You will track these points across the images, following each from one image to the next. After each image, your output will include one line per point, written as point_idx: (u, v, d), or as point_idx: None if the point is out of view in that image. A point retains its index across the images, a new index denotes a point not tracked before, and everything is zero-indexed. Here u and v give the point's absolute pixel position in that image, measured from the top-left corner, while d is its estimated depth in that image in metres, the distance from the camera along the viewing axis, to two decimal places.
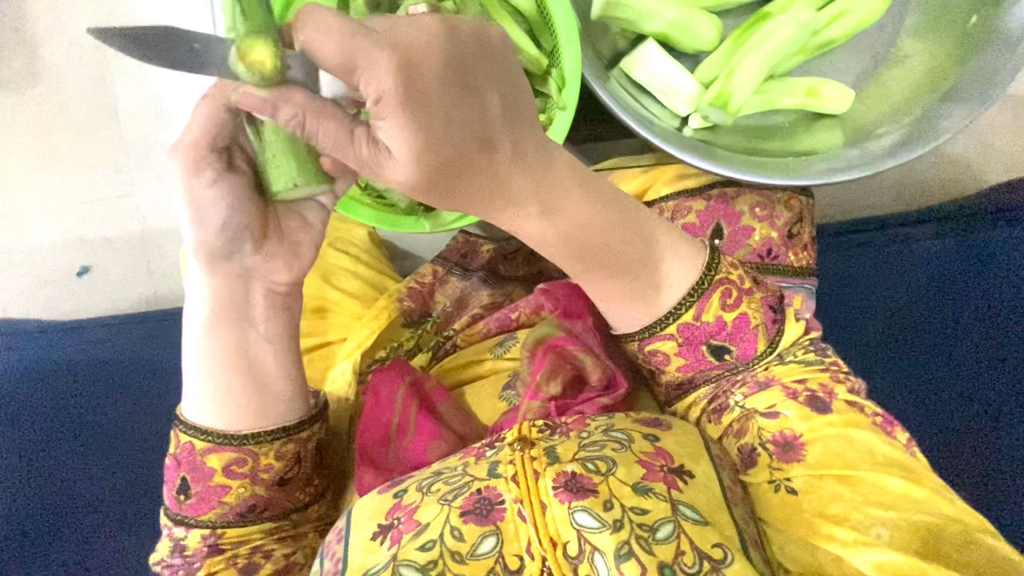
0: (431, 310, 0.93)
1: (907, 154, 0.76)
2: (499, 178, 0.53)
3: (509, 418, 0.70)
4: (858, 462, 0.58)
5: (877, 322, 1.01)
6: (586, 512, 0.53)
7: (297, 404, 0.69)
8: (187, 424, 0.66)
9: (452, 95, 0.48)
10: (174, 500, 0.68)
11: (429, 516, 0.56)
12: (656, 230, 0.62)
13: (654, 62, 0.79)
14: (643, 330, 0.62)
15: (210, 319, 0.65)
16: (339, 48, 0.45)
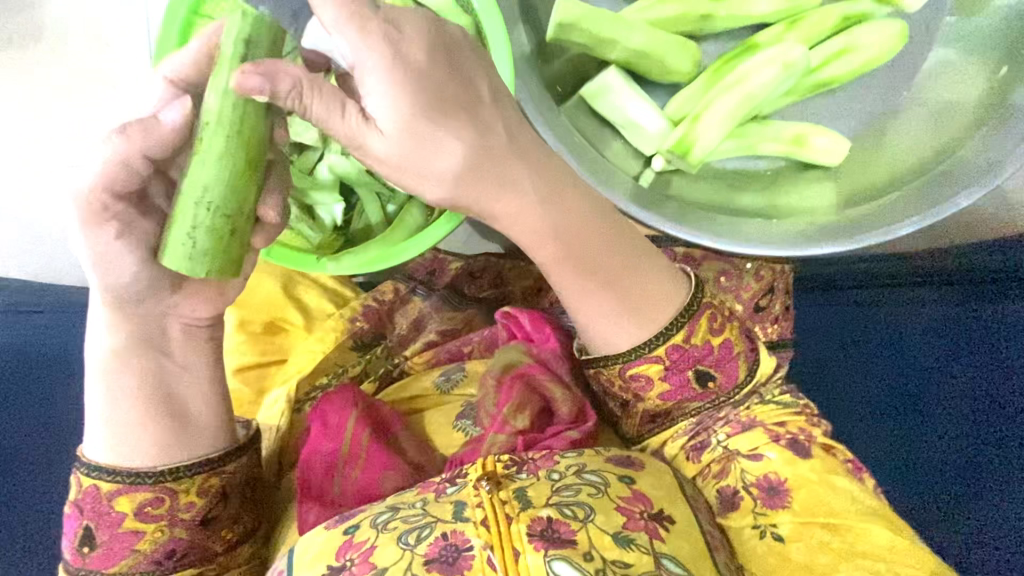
0: (387, 332, 0.82)
1: (885, 235, 0.68)
2: (498, 170, 0.52)
3: (471, 449, 0.64)
4: (844, 513, 0.58)
5: (857, 384, 0.90)
6: (565, 561, 0.48)
7: (223, 434, 0.59)
8: (86, 465, 0.54)
9: (442, 74, 0.48)
10: (74, 552, 0.54)
11: (389, 560, 0.50)
12: (641, 266, 0.58)
13: (616, 94, 0.72)
14: (629, 352, 0.58)
15: (116, 346, 0.55)
16: (340, 18, 0.45)
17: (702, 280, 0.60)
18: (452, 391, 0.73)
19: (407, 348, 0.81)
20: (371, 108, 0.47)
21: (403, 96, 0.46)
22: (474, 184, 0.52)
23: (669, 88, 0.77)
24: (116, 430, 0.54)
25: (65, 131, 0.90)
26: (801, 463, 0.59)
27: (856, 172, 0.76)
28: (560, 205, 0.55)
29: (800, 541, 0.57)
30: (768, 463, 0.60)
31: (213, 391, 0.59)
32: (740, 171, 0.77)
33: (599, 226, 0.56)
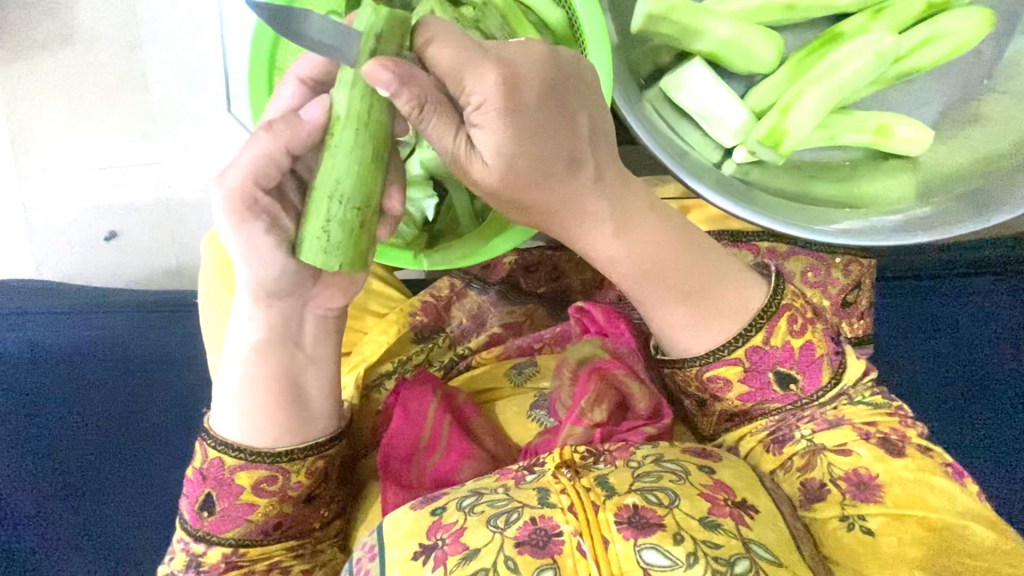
0: (445, 324, 0.83)
1: (979, 225, 0.64)
2: (577, 196, 0.53)
3: (546, 440, 0.66)
4: (942, 510, 0.57)
5: (933, 373, 0.90)
6: (654, 549, 0.49)
7: (332, 415, 0.62)
8: (216, 439, 0.58)
9: (548, 111, 0.48)
10: (194, 516, 0.59)
11: (479, 541, 0.52)
12: (722, 277, 0.58)
13: (702, 83, 0.69)
14: (707, 355, 0.58)
15: (260, 339, 0.58)
16: (457, 55, 0.45)
17: (783, 277, 0.60)
18: (524, 384, 0.75)
19: (472, 341, 0.81)
20: (479, 142, 0.47)
21: (511, 130, 0.46)
22: (558, 211, 0.53)
23: (746, 78, 0.73)
24: (247, 413, 0.58)
25: (126, 133, 1.00)
26: (894, 461, 0.59)
27: (944, 155, 0.71)
28: (638, 231, 0.56)
29: (892, 535, 0.56)
30: (858, 459, 0.59)
31: (331, 380, 0.61)
32: (818, 162, 0.74)
33: (678, 245, 0.57)
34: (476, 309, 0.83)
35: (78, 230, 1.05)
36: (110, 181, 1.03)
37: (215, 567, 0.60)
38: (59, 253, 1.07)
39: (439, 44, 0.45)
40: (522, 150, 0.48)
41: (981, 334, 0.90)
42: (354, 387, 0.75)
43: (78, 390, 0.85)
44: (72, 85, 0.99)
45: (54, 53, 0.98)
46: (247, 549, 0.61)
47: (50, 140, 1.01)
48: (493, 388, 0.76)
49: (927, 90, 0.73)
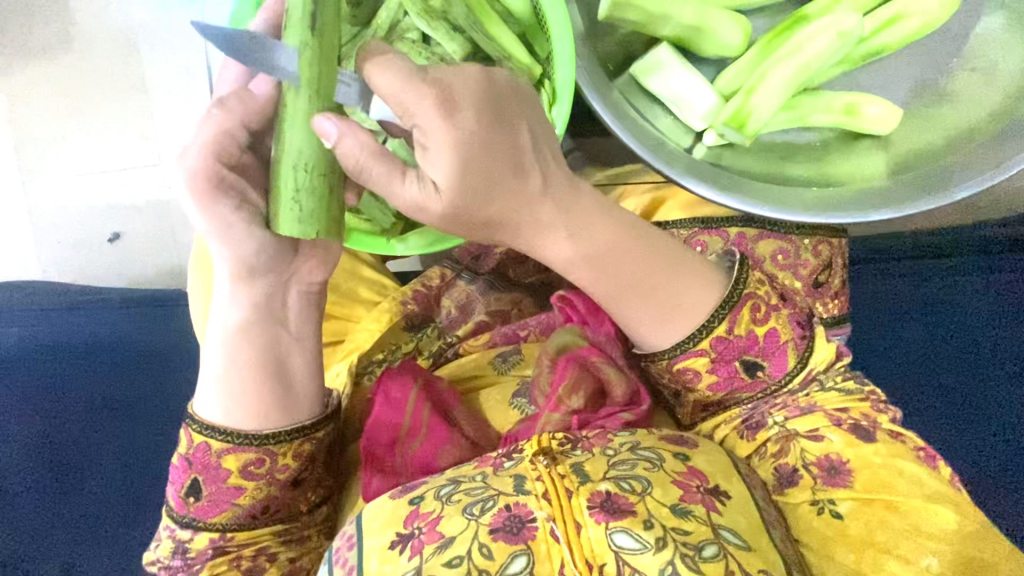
0: (433, 315, 0.82)
1: (946, 199, 0.65)
2: (531, 207, 0.52)
3: (526, 427, 0.66)
4: (909, 495, 0.58)
5: (909, 350, 0.90)
6: (624, 533, 0.50)
7: (316, 399, 0.62)
8: (198, 421, 0.58)
9: (489, 127, 0.48)
10: (180, 502, 0.60)
11: (455, 529, 0.52)
12: (679, 277, 0.58)
13: (669, 69, 0.68)
14: (674, 348, 0.59)
15: (243, 319, 0.59)
16: (393, 84, 0.45)
17: (747, 263, 0.60)
18: (509, 372, 0.76)
19: (458, 329, 0.81)
20: (429, 166, 0.47)
21: (453, 152, 0.47)
22: (512, 225, 0.53)
23: (717, 62, 0.73)
24: (231, 394, 0.59)
25: (124, 135, 0.97)
26: (863, 446, 0.60)
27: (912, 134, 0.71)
28: (593, 236, 0.55)
29: (861, 519, 0.58)
30: (830, 445, 0.60)
31: (314, 361, 0.62)
32: (788, 144, 0.73)
33: (635, 243, 0.57)
34: (465, 298, 0.82)
35: (63, 228, 1.02)
36: (113, 180, 0.99)
37: (201, 552, 0.61)
38: (67, 252, 1.03)
39: (379, 72, 0.45)
40: (467, 167, 0.47)
41: (954, 309, 0.91)
42: (346, 374, 0.74)
43: (58, 392, 0.83)
44: (47, 80, 0.96)
45: (53, 58, 0.95)
46: (233, 534, 0.61)
47: (47, 146, 0.98)
48: (476, 376, 0.77)
49: (901, 71, 0.72)
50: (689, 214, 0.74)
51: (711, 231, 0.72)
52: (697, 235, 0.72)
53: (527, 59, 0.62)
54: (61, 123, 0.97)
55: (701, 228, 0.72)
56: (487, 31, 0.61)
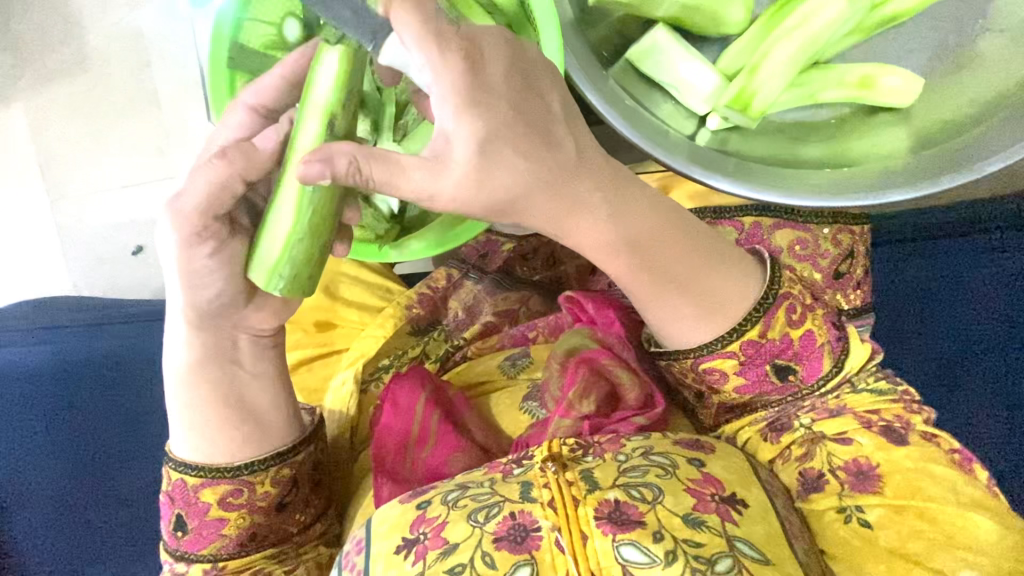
0: (442, 318, 0.82)
1: (973, 175, 0.60)
2: (566, 182, 0.49)
3: (536, 432, 0.65)
4: (944, 501, 0.55)
5: (940, 340, 0.85)
6: (632, 546, 0.47)
7: (290, 426, 0.63)
8: (176, 461, 0.60)
9: (519, 92, 0.46)
10: (171, 536, 0.61)
11: (458, 537, 0.51)
12: (716, 259, 0.55)
13: (667, 53, 0.65)
14: (701, 347, 0.56)
15: (191, 362, 0.59)
16: (425, 37, 0.43)
17: (778, 266, 0.57)
18: (518, 376, 0.74)
19: (467, 332, 0.80)
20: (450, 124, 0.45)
21: (477, 124, 0.45)
22: (545, 196, 0.49)
23: (720, 41, 0.69)
24: (200, 433, 0.59)
25: (140, 152, 1.00)
26: (895, 450, 0.57)
27: (935, 108, 0.66)
28: (634, 218, 0.52)
29: (891, 528, 0.55)
30: (859, 448, 0.57)
31: (281, 391, 0.62)
32: (800, 123, 0.69)
33: (668, 228, 0.54)
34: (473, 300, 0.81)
35: (101, 244, 1.05)
36: (128, 197, 1.03)
37: None
38: (90, 268, 1.06)
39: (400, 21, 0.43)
40: (494, 132, 0.45)
41: (987, 294, 0.85)
42: (354, 382, 0.74)
43: (56, 418, 0.85)
44: (84, 101, 0.99)
45: (70, 79, 0.98)
46: (226, 563, 0.61)
47: (74, 166, 1.02)
48: (486, 380, 0.75)
49: (922, 40, 0.66)
50: (699, 206, 0.70)
51: (724, 222, 0.69)
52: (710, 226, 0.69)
53: None
54: (81, 144, 1.01)
55: (713, 220, 0.69)
56: (473, 26, 0.59)
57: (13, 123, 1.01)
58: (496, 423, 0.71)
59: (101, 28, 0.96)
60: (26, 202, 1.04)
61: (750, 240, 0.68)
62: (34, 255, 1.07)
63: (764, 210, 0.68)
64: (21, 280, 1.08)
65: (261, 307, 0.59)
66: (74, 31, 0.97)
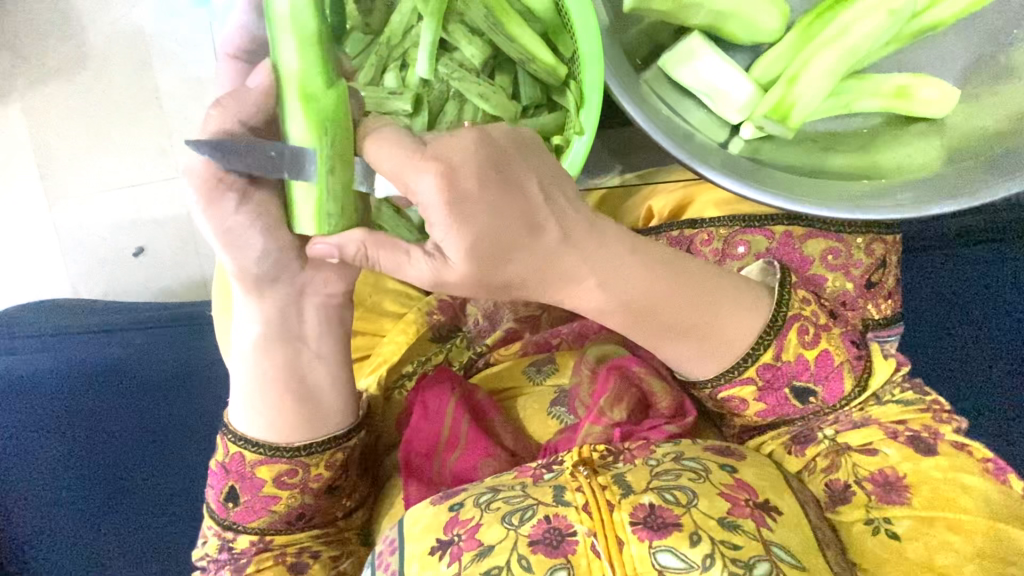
0: (463, 323, 0.80)
1: (1011, 187, 0.59)
2: (549, 264, 0.52)
3: (565, 438, 0.65)
4: (975, 511, 0.55)
5: (960, 349, 0.85)
6: (669, 552, 0.48)
7: (348, 410, 0.63)
8: (234, 433, 0.60)
9: (500, 193, 0.49)
10: (220, 506, 0.61)
11: (493, 538, 0.51)
12: (721, 304, 0.56)
13: (704, 61, 0.66)
14: (717, 377, 0.57)
15: (262, 331, 0.60)
16: (396, 158, 0.48)
17: (789, 282, 0.58)
18: (543, 381, 0.75)
19: (488, 339, 0.78)
20: (436, 237, 0.49)
21: (457, 227, 0.48)
22: (538, 280, 0.52)
23: (752, 49, 0.70)
24: (259, 408, 0.60)
25: (146, 153, 1.01)
26: (922, 460, 0.57)
27: (963, 118, 0.66)
28: (625, 282, 0.54)
29: (919, 540, 0.54)
30: (885, 458, 0.58)
31: (341, 373, 0.63)
32: (834, 132, 0.70)
33: (665, 285, 0.55)
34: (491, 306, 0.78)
35: (104, 246, 1.09)
36: (133, 197, 1.05)
37: (246, 548, 0.62)
38: (93, 269, 1.11)
39: (380, 152, 0.48)
40: (481, 231, 0.48)
41: (1005, 301, 0.85)
42: (377, 388, 0.75)
43: (87, 416, 0.85)
44: (96, 102, 1.00)
45: (71, 77, 1.00)
46: (273, 537, 0.63)
47: (79, 168, 1.03)
48: (511, 387, 0.76)
49: (953, 49, 0.67)
50: (721, 215, 0.71)
51: (754, 231, 0.69)
52: (737, 235, 0.69)
53: (551, 60, 0.60)
54: (95, 145, 1.02)
55: (742, 228, 0.69)
56: (508, 32, 0.59)
57: (11, 120, 1.02)
58: (523, 426, 0.72)
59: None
60: (28, 202, 1.07)
61: (779, 251, 0.68)
62: (38, 254, 1.08)
63: (794, 219, 0.69)
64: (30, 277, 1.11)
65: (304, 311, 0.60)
66: None
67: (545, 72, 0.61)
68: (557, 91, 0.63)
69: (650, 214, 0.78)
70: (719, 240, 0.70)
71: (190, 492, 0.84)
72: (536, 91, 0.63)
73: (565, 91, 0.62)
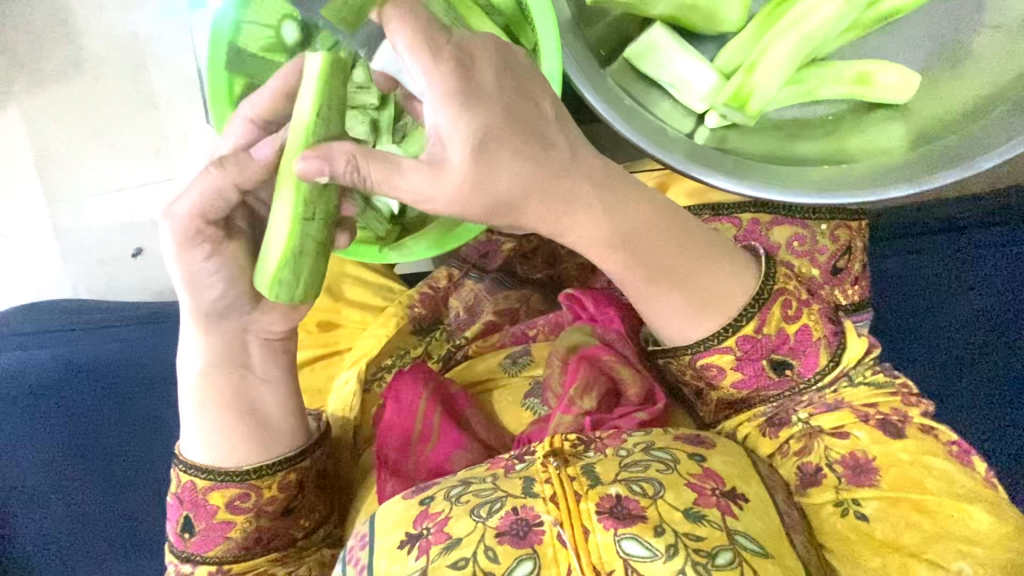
0: (443, 317, 0.82)
1: (974, 166, 0.60)
2: (558, 180, 0.50)
3: (539, 428, 0.65)
4: (940, 493, 0.56)
5: (939, 335, 0.85)
6: (634, 540, 0.48)
7: (296, 433, 0.63)
8: (186, 463, 0.60)
9: (511, 97, 0.47)
10: (178, 538, 0.61)
11: (462, 531, 0.51)
12: (716, 255, 0.56)
13: (666, 53, 0.65)
14: (699, 343, 0.56)
15: (207, 362, 0.60)
16: (419, 39, 0.44)
17: (773, 262, 0.57)
18: (519, 373, 0.74)
19: (467, 331, 0.80)
20: (447, 134, 0.46)
21: (472, 125, 0.45)
22: (541, 203, 0.50)
23: (717, 39, 0.70)
24: (208, 436, 0.60)
25: (140, 154, 1.01)
26: (892, 443, 0.57)
27: (930, 103, 0.66)
28: (627, 213, 0.53)
29: (886, 521, 0.56)
30: (856, 441, 0.58)
31: (288, 396, 0.63)
32: (800, 120, 0.70)
33: (669, 222, 0.54)
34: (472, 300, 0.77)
35: (103, 247, 1.05)
36: (125, 200, 1.03)
37: None
38: (90, 272, 1.06)
39: (398, 29, 0.44)
40: (488, 135, 0.46)
41: (984, 286, 0.85)
42: (357, 382, 0.74)
43: (55, 419, 0.82)
44: (87, 103, 1.00)
45: (65, 83, 0.99)
46: (231, 565, 0.62)
47: (68, 170, 1.02)
48: (488, 378, 0.75)
49: (917, 34, 0.67)
50: (695, 203, 0.71)
51: (723, 219, 0.69)
52: (709, 226, 0.69)
53: (513, 52, 0.61)
54: (85, 147, 1.01)
55: (713, 218, 0.69)
56: (469, 26, 0.59)
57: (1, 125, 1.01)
58: (496, 417, 0.72)
59: (96, 30, 0.97)
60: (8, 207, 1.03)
61: (748, 236, 0.68)
62: (26, 259, 1.06)
63: (763, 207, 0.68)
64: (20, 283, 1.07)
65: (275, 309, 0.60)
66: (73, 38, 0.97)
67: None
68: None
69: None
70: None
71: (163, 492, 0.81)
72: None
73: None
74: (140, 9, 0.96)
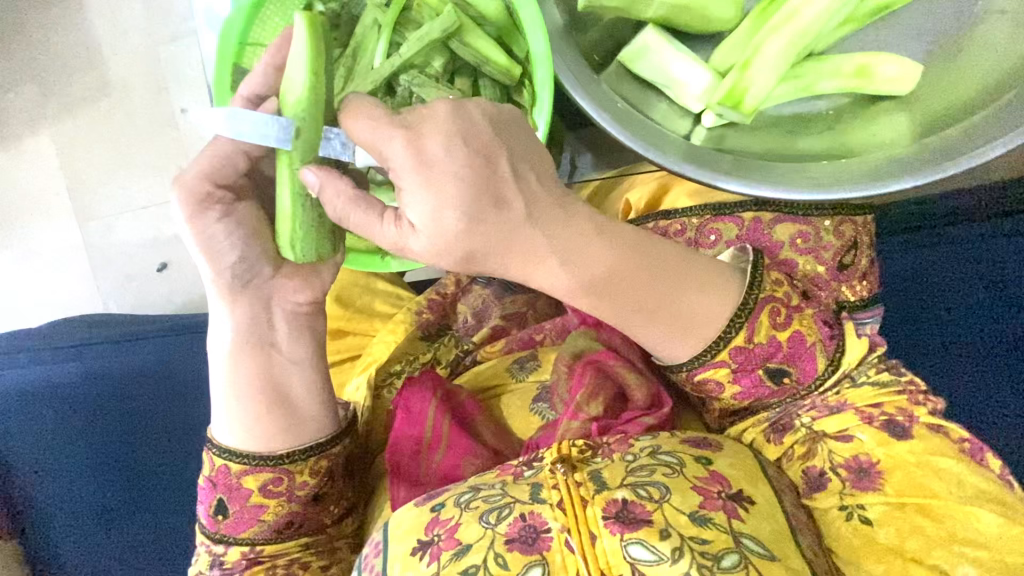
0: (452, 322, 0.83)
1: (971, 161, 0.59)
2: (517, 240, 0.49)
3: (547, 435, 0.66)
4: (946, 496, 0.55)
5: (951, 330, 0.84)
6: (640, 545, 0.48)
7: (328, 418, 0.65)
8: (219, 446, 0.61)
9: (466, 164, 0.46)
10: (210, 519, 0.63)
11: (472, 538, 0.52)
12: (690, 294, 0.54)
13: (659, 53, 0.65)
14: (692, 360, 0.56)
15: (237, 335, 0.61)
16: (367, 132, 0.46)
17: (762, 262, 0.57)
18: (526, 378, 0.75)
19: (475, 336, 0.81)
20: (406, 205, 0.46)
21: (428, 196, 0.45)
22: (498, 254, 0.49)
23: (712, 39, 0.69)
24: (243, 421, 0.61)
25: (162, 173, 1.03)
26: (897, 445, 0.57)
27: (931, 92, 0.65)
28: (587, 262, 0.51)
29: (890, 526, 0.55)
30: (859, 444, 0.58)
31: (316, 381, 0.64)
32: (800, 116, 0.69)
33: (633, 265, 0.53)
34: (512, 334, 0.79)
35: (130, 260, 1.08)
36: (151, 217, 1.05)
37: (236, 562, 0.63)
38: (119, 287, 1.09)
39: (355, 121, 0.46)
40: (445, 204, 0.46)
41: (993, 281, 0.84)
42: (367, 388, 0.76)
43: (84, 421, 0.84)
44: (112, 125, 1.02)
45: (94, 107, 1.02)
46: (262, 547, 0.64)
47: (95, 188, 1.05)
48: (498, 383, 0.76)
49: (917, 25, 0.66)
50: (696, 203, 0.71)
51: (726, 218, 0.69)
52: (708, 226, 0.69)
53: (506, 61, 0.62)
54: (110, 167, 1.04)
55: (711, 218, 0.69)
56: (464, 39, 0.61)
57: (32, 146, 1.04)
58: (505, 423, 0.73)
59: (121, 54, 0.99)
60: (38, 223, 1.07)
61: (750, 236, 0.68)
62: (57, 273, 1.09)
63: (764, 204, 0.68)
64: (52, 296, 1.10)
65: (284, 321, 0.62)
66: (97, 62, 1.00)
67: (500, 72, 0.62)
68: (515, 91, 0.65)
69: (628, 207, 0.77)
70: (691, 230, 0.69)
71: (187, 492, 0.84)
72: (497, 92, 0.64)
73: (521, 90, 0.64)
74: (159, 32, 0.98)
